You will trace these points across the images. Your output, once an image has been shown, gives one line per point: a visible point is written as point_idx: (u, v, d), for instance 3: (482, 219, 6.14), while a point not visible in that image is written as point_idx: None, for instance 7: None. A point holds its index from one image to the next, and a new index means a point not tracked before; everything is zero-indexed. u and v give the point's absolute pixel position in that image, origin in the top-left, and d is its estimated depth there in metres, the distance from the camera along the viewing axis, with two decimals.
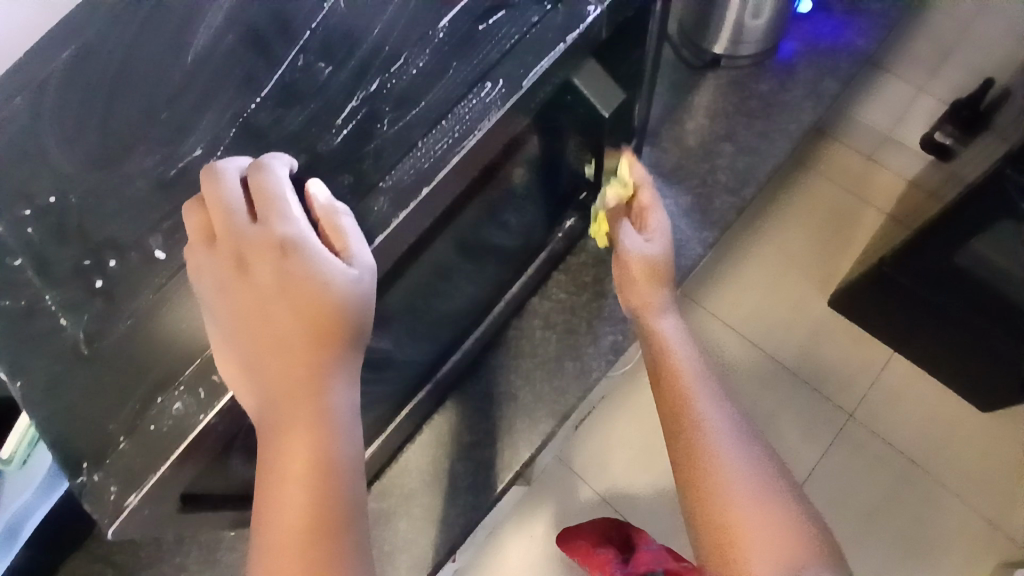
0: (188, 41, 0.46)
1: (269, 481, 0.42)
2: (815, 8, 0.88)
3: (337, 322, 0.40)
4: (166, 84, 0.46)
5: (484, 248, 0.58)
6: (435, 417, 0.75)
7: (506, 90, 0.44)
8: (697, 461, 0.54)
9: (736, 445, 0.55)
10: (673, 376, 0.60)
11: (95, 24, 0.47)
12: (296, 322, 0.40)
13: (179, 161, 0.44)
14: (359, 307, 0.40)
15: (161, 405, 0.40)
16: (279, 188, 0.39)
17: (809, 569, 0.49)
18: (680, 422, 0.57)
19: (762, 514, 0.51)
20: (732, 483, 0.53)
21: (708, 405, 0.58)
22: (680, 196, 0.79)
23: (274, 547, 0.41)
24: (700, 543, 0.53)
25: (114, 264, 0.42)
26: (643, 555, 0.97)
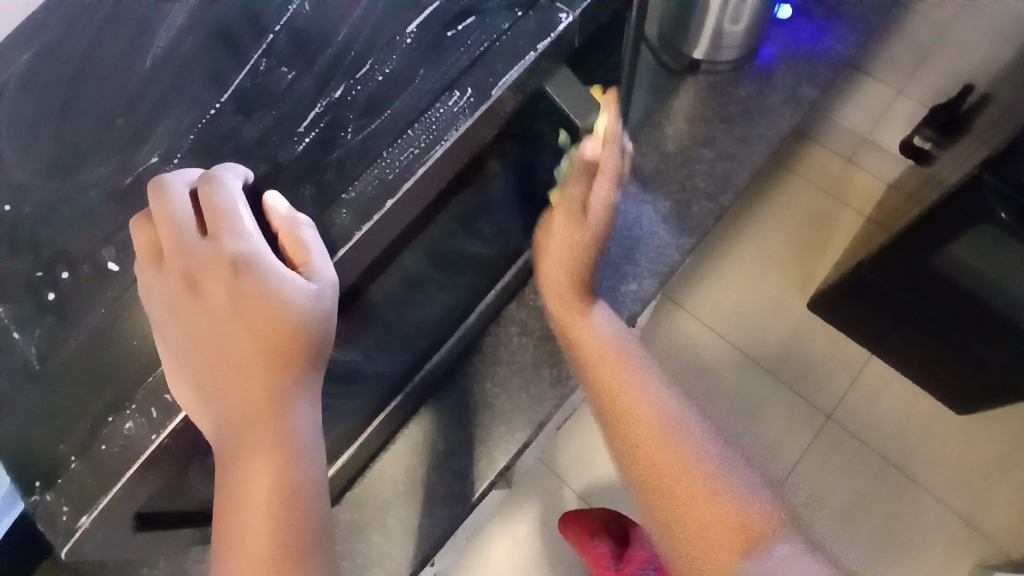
0: (147, 43, 0.45)
1: (225, 510, 0.40)
2: (794, 14, 0.88)
3: (293, 340, 0.40)
4: (122, 87, 0.44)
5: (457, 257, 0.57)
6: (410, 426, 0.73)
7: (475, 100, 0.43)
8: (643, 446, 0.51)
9: (682, 421, 0.53)
10: (608, 365, 0.58)
11: (49, 23, 0.45)
12: (251, 343, 0.39)
13: (135, 169, 0.42)
14: (316, 324, 0.39)
15: (112, 425, 0.38)
16: (232, 202, 0.37)
17: (773, 536, 0.45)
18: (623, 407, 0.54)
19: (716, 490, 0.48)
20: (685, 459, 0.49)
21: (648, 387, 0.56)
22: (659, 202, 0.78)
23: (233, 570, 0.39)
24: (666, 534, 0.48)
25: (66, 277, 0.40)
26: (637, 552, 1.02)
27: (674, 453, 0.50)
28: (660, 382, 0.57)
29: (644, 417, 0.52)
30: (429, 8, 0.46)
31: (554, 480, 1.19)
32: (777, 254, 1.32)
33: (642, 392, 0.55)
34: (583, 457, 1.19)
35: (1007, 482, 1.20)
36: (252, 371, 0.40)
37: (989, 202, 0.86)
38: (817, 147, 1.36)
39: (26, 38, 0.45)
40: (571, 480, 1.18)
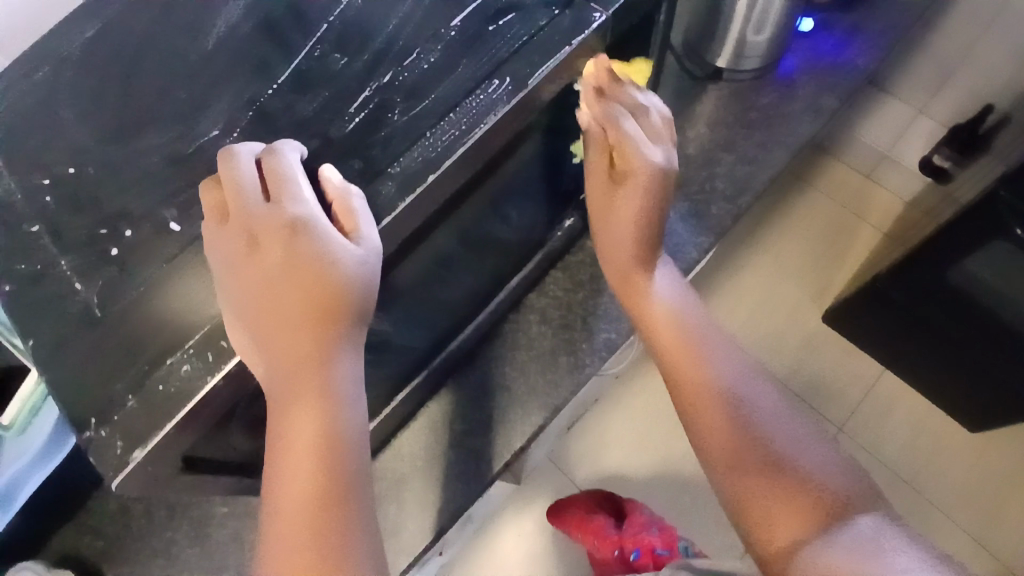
0: (210, 28, 0.48)
1: (277, 451, 0.44)
2: (817, 27, 0.90)
3: (342, 301, 0.43)
4: (185, 66, 0.47)
5: (485, 240, 0.60)
6: (429, 405, 0.76)
7: (513, 88, 0.46)
8: (712, 432, 0.58)
9: (754, 412, 0.58)
10: (675, 356, 0.61)
11: (120, 7, 0.49)
12: (305, 300, 0.42)
13: (196, 140, 0.45)
14: (364, 286, 0.43)
15: (170, 366, 0.42)
16: (291, 171, 0.41)
17: (849, 519, 0.52)
18: (697, 403, 0.59)
19: (789, 473, 0.55)
20: (756, 452, 0.56)
21: (718, 378, 0.59)
22: (679, 202, 0.81)
23: (289, 502, 0.43)
24: (741, 518, 0.56)
25: (130, 234, 0.43)
26: (637, 518, 1.08)
27: (740, 437, 0.57)
28: (726, 359, 0.61)
29: (710, 402, 0.58)
30: (472, 4, 0.49)
31: (561, 478, 1.20)
32: (791, 265, 1.34)
33: (708, 376, 0.60)
34: (594, 454, 1.21)
35: (1015, 501, 1.20)
36: (302, 326, 0.43)
37: (1006, 220, 0.87)
38: (835, 162, 1.40)
39: (96, 19, 0.49)
40: (581, 475, 1.20)
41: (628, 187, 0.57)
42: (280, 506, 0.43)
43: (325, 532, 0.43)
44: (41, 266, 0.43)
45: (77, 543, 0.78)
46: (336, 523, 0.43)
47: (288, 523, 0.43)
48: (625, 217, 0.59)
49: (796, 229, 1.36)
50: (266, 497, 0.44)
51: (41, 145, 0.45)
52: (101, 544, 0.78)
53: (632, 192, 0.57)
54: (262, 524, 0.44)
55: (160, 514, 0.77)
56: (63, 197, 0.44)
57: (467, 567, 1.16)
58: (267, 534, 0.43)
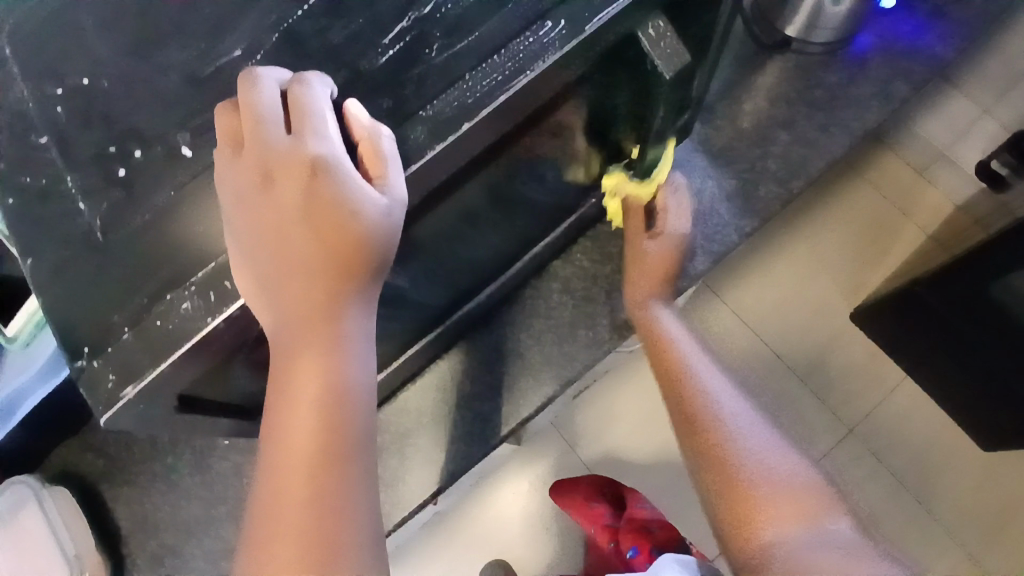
0: None
1: (281, 400, 0.42)
2: (898, 5, 0.83)
3: (358, 254, 0.40)
4: None
5: (516, 202, 0.57)
6: (439, 361, 0.74)
7: (567, 33, 0.41)
8: (700, 435, 0.57)
9: (737, 411, 0.59)
10: (669, 359, 0.64)
11: None
12: (316, 245, 0.39)
13: (216, 58, 0.42)
14: (384, 239, 0.40)
15: (170, 302, 0.39)
16: (318, 107, 0.38)
17: (824, 516, 0.50)
18: (683, 399, 0.60)
19: (768, 467, 0.54)
20: (738, 445, 0.56)
21: (708, 380, 0.62)
22: (725, 179, 0.75)
23: (285, 456, 0.41)
24: (721, 520, 0.54)
25: (139, 155, 0.40)
26: (637, 512, 1.07)
27: (727, 440, 0.56)
28: (722, 379, 0.62)
29: (701, 408, 0.59)
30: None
31: (563, 446, 1.19)
32: (828, 256, 1.29)
33: (701, 389, 0.61)
34: (600, 425, 1.19)
35: (1017, 524, 1.18)
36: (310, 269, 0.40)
37: None
38: (890, 153, 1.31)
39: None
40: (584, 446, 1.18)
41: (659, 242, 0.68)
42: (277, 462, 0.41)
43: (324, 494, 0.41)
44: (46, 180, 0.40)
45: (78, 459, 0.79)
46: (337, 484, 0.41)
47: (285, 479, 0.41)
48: (650, 259, 0.68)
49: (838, 221, 1.30)
50: (263, 447, 0.42)
51: (54, 49, 0.42)
52: (102, 463, 0.78)
53: (659, 247, 0.68)
54: (258, 475, 0.42)
55: (162, 442, 0.77)
56: (74, 107, 0.41)
57: (458, 521, 1.16)
58: (264, 486, 0.41)
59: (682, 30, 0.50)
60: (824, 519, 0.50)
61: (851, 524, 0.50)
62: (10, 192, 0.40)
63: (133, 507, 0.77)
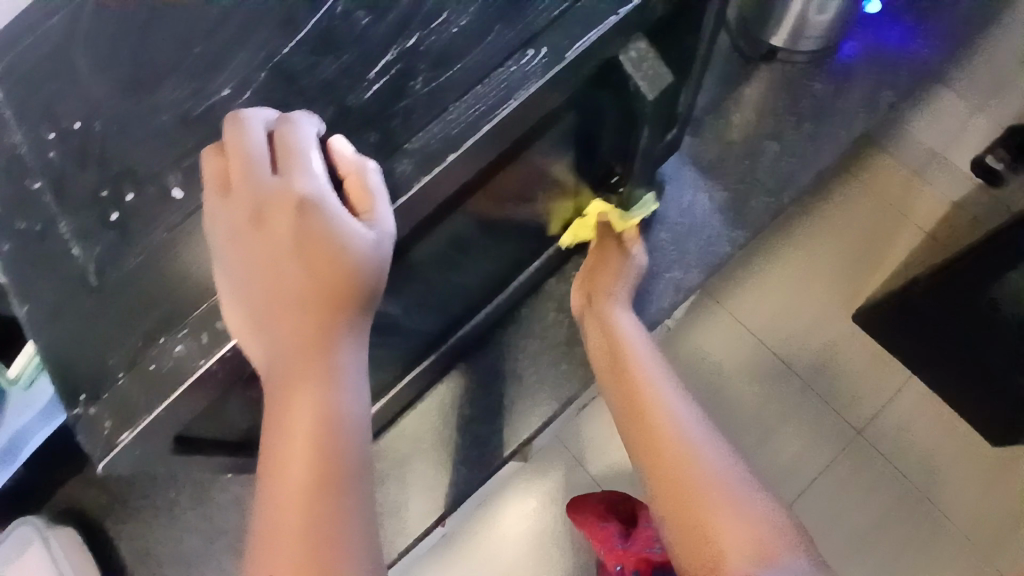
0: None
1: (277, 434, 0.42)
2: (882, 12, 0.84)
3: (348, 288, 0.40)
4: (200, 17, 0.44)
5: (506, 226, 0.57)
6: (439, 385, 0.75)
7: (548, 61, 0.41)
8: (661, 457, 0.51)
9: (699, 428, 0.53)
10: (629, 366, 0.59)
11: None
12: (307, 280, 0.40)
13: (205, 99, 0.42)
14: (373, 272, 0.40)
15: (162, 345, 0.39)
16: (305, 147, 0.38)
17: (788, 557, 0.44)
18: (641, 411, 0.55)
19: (728, 493, 0.48)
20: (698, 465, 0.50)
21: (669, 394, 0.56)
22: (715, 192, 0.76)
23: (281, 490, 0.41)
24: (674, 547, 0.48)
25: (131, 198, 0.41)
26: (644, 531, 1.02)
27: (687, 462, 0.50)
28: (683, 394, 0.57)
29: (663, 426, 0.53)
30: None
31: (569, 461, 1.18)
32: (825, 260, 1.29)
33: (662, 404, 0.55)
34: (604, 438, 1.19)
35: None
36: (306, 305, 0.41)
37: None
38: (884, 155, 1.32)
39: None
40: (590, 460, 1.18)
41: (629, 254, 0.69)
42: (275, 496, 0.41)
43: (320, 525, 0.41)
44: (40, 226, 0.40)
45: (81, 495, 0.79)
46: (332, 515, 0.41)
47: (282, 514, 0.41)
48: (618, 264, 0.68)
49: (836, 225, 1.30)
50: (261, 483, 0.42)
51: (49, 97, 0.43)
52: (105, 499, 0.78)
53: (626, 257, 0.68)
54: (258, 508, 0.42)
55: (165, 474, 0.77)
56: (67, 151, 0.41)
57: (466, 541, 1.16)
58: (262, 520, 0.41)
59: (664, 51, 0.50)
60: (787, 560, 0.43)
61: (814, 564, 0.44)
62: (4, 238, 0.40)
63: (137, 540, 0.77)
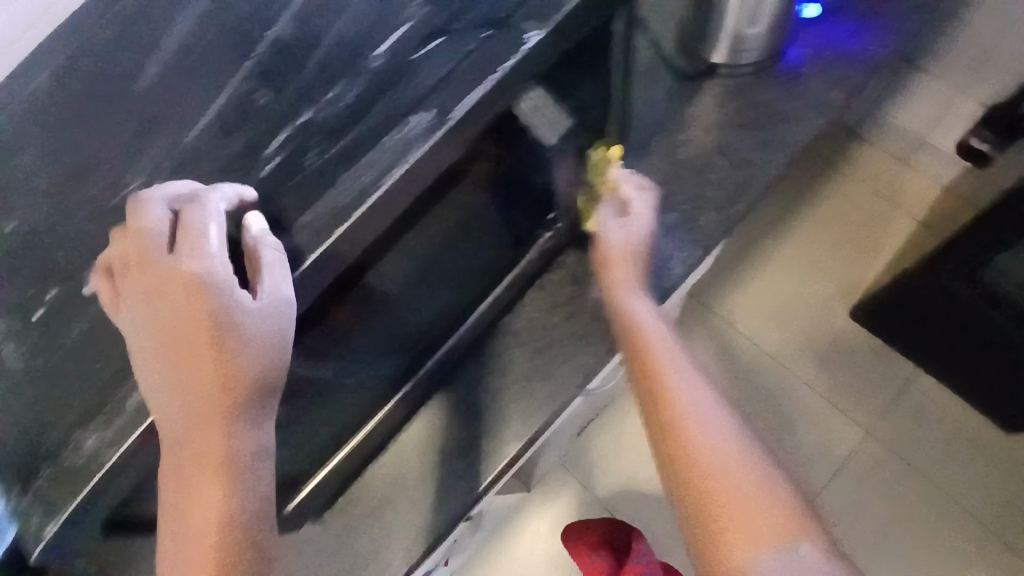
0: (142, 67, 0.47)
1: (180, 505, 0.43)
2: (824, 14, 0.84)
3: (245, 370, 0.43)
4: (117, 110, 0.46)
5: (437, 269, 0.59)
6: (402, 433, 0.75)
7: (435, 124, 0.43)
8: (672, 443, 0.48)
9: (715, 407, 0.51)
10: (642, 342, 0.56)
11: (72, 49, 0.48)
12: (207, 360, 0.43)
13: (117, 192, 0.44)
14: (270, 355, 0.43)
15: (76, 441, 0.41)
16: (208, 221, 0.40)
17: (802, 548, 0.44)
18: (655, 387, 0.52)
19: (752, 475, 0.46)
20: (719, 449, 0.47)
21: (683, 372, 0.53)
22: (666, 214, 0.76)
23: (183, 562, 0.43)
24: (688, 532, 0.47)
25: (51, 296, 0.43)
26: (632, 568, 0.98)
27: (703, 448, 0.47)
28: (694, 369, 0.54)
29: (678, 409, 0.50)
30: (400, 30, 0.46)
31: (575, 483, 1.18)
32: (818, 257, 1.26)
33: (675, 380, 0.52)
34: (607, 456, 1.18)
35: None
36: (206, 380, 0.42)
37: None
38: (866, 146, 1.30)
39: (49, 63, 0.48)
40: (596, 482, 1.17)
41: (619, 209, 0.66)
42: (178, 567, 0.43)
43: None
44: None
45: None
46: None
47: (188, 569, 0.43)
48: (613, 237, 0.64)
49: (825, 223, 1.28)
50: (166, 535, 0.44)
51: None
52: None
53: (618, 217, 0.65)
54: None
55: None
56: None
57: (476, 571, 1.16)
58: None
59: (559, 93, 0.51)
60: (801, 553, 0.43)
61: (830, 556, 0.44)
62: None
63: None
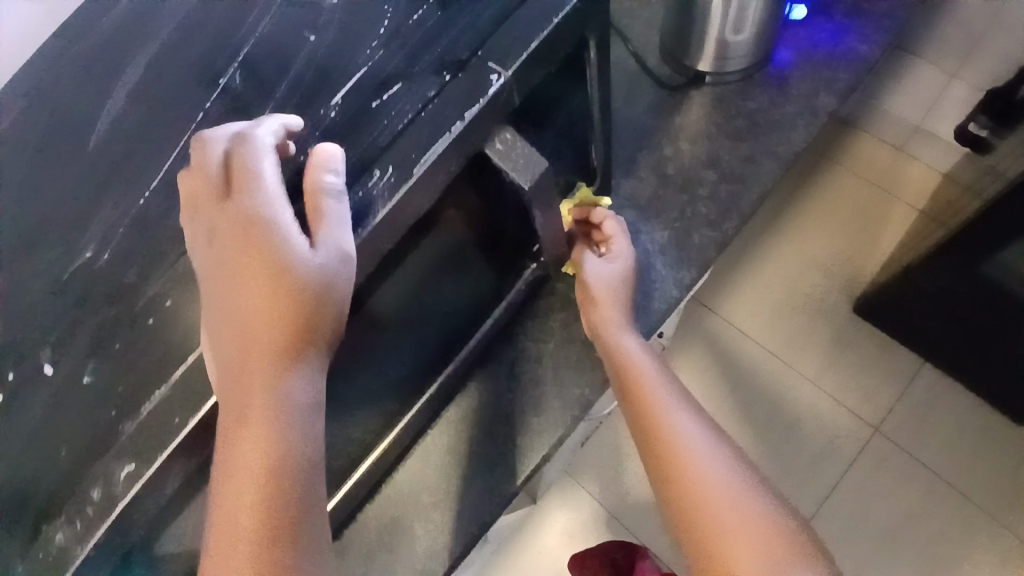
0: (92, 126, 0.47)
1: (229, 467, 0.39)
2: (810, 14, 0.81)
3: (301, 314, 0.40)
4: (71, 172, 0.46)
5: (415, 320, 0.56)
6: (389, 481, 0.69)
7: (395, 180, 0.42)
8: (659, 453, 0.50)
9: (707, 443, 0.50)
10: (636, 384, 0.56)
11: (21, 107, 0.48)
12: (259, 304, 0.40)
13: (72, 264, 0.44)
14: (324, 296, 0.40)
15: (47, 534, 0.41)
16: (257, 153, 0.40)
17: None
18: (649, 428, 0.52)
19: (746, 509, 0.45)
20: (711, 485, 0.47)
21: (678, 411, 0.53)
22: (657, 232, 0.72)
23: (228, 533, 0.39)
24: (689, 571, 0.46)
25: (12, 376, 0.43)
26: None
27: (697, 482, 0.47)
28: (687, 407, 0.54)
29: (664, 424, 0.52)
30: (355, 77, 0.46)
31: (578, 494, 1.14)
32: (816, 252, 1.20)
33: (668, 419, 0.52)
34: (611, 468, 1.15)
35: None
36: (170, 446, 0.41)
37: None
38: (863, 135, 1.25)
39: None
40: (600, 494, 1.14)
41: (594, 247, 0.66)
42: (223, 530, 0.39)
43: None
44: None
45: None
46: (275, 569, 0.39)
47: (235, 528, 0.39)
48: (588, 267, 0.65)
49: (825, 215, 1.22)
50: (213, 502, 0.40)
51: None
52: None
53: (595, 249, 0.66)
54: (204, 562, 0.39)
55: None
56: None
57: None
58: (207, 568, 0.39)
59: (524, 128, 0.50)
60: None
61: None
62: None
63: None
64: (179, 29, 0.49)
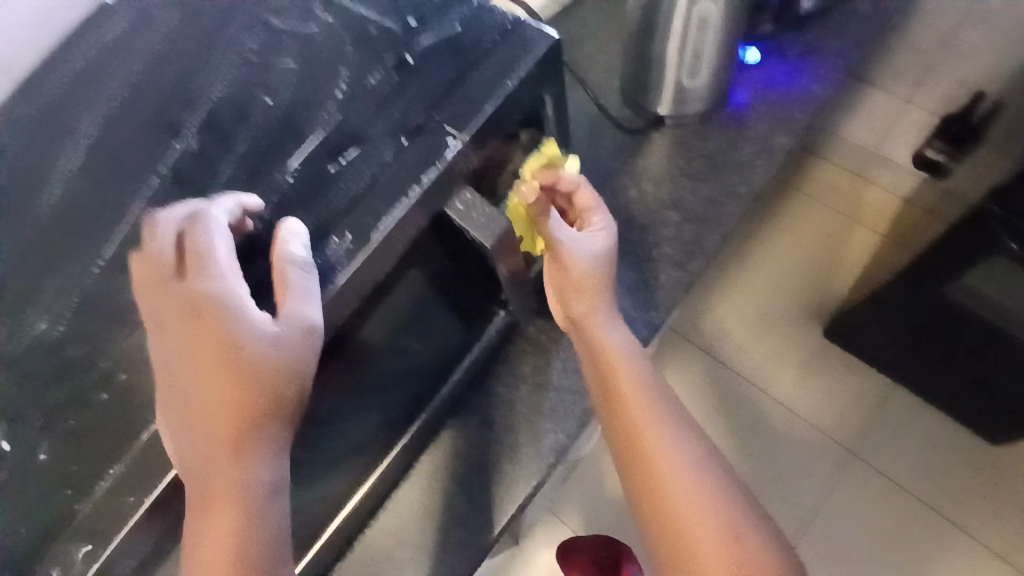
0: (42, 191, 0.46)
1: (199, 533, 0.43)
2: (766, 56, 0.84)
3: (269, 394, 0.44)
4: (13, 239, 0.45)
5: (382, 377, 0.55)
6: (363, 538, 0.67)
7: (355, 245, 0.44)
8: (662, 510, 0.46)
9: (693, 461, 0.48)
10: (621, 395, 0.52)
11: None
12: (231, 386, 0.44)
13: (19, 338, 0.43)
14: (288, 373, 0.44)
15: None
16: (210, 234, 0.42)
17: None
18: (635, 443, 0.49)
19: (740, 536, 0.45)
20: (701, 511, 0.46)
21: (665, 426, 0.50)
22: (623, 273, 0.73)
23: None
24: None
25: None
26: None
27: (683, 503, 0.46)
28: (672, 416, 0.51)
29: (667, 483, 0.47)
30: (309, 142, 0.46)
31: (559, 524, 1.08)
32: (784, 277, 1.13)
33: (654, 433, 0.49)
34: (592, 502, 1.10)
35: None
36: (124, 527, 0.42)
37: (994, 233, 0.68)
38: (820, 161, 1.18)
39: None
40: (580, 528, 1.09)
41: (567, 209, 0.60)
42: None
43: None
44: None
45: None
46: None
47: None
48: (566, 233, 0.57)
49: (788, 242, 1.15)
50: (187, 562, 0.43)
51: None
52: None
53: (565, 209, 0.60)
54: None
55: None
56: None
57: None
58: None
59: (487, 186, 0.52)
60: None
61: None
62: None
63: None
64: (132, 83, 0.48)
